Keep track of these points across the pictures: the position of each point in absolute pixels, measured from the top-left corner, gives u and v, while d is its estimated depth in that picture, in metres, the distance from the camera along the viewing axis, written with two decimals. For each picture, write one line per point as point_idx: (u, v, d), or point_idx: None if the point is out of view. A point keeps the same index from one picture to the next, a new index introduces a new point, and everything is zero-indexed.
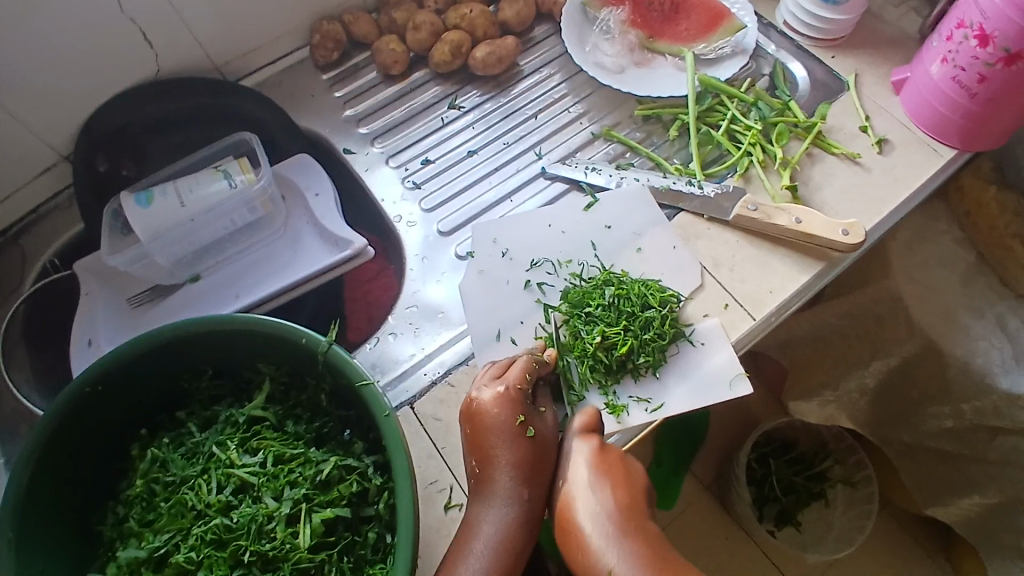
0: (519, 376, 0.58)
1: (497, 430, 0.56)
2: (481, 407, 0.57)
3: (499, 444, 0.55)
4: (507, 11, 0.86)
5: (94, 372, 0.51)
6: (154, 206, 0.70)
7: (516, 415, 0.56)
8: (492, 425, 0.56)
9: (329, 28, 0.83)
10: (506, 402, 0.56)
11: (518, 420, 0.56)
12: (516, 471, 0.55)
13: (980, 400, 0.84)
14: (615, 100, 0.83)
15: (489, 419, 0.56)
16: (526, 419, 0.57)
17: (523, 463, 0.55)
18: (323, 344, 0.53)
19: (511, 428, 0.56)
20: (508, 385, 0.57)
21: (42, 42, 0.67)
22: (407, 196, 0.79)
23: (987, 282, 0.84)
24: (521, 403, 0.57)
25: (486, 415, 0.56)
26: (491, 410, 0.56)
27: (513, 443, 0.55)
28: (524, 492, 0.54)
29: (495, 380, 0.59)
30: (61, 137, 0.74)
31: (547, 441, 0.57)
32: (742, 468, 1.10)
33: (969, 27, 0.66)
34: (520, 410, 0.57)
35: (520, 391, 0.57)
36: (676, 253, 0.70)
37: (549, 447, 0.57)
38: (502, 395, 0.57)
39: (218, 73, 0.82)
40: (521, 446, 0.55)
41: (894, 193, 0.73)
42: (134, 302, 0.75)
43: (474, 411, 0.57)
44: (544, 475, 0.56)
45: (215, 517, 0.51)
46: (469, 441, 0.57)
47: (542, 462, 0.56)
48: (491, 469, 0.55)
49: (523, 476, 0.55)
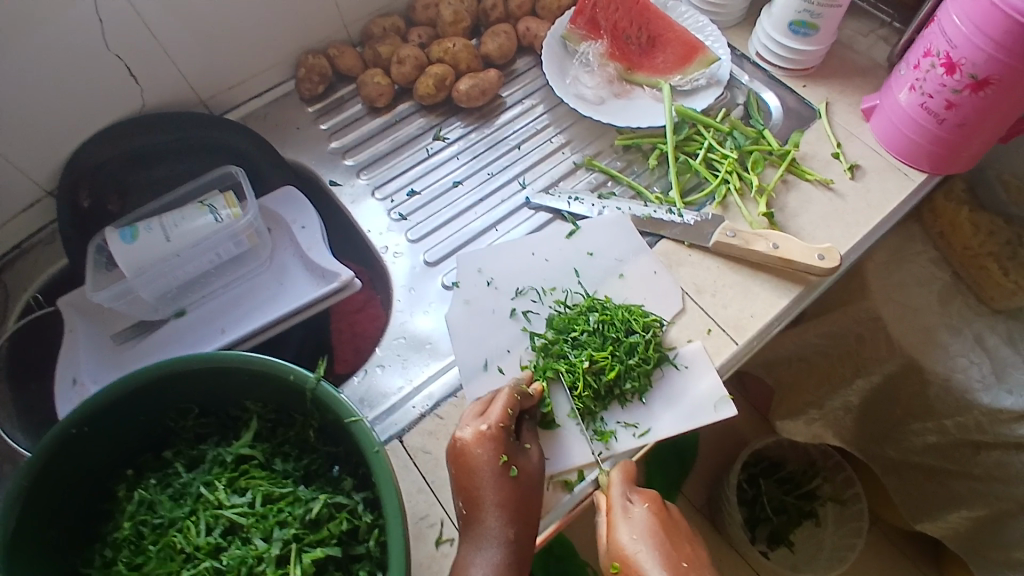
0: (502, 413, 0.59)
1: (480, 469, 0.56)
2: (464, 446, 0.57)
3: (484, 484, 0.56)
4: (489, 44, 0.88)
5: (80, 413, 0.51)
6: (139, 242, 0.70)
7: (499, 454, 0.57)
8: (476, 464, 0.57)
9: (314, 62, 0.85)
10: (489, 441, 0.57)
11: (499, 459, 0.57)
12: (501, 511, 0.55)
13: (961, 417, 0.86)
14: (596, 130, 0.85)
15: (474, 458, 0.57)
16: (509, 458, 0.57)
17: (509, 502, 0.56)
18: (311, 380, 0.53)
19: (493, 466, 0.56)
20: (492, 423, 0.58)
21: (26, 78, 0.67)
22: (394, 226, 0.79)
23: (966, 300, 0.86)
24: (504, 441, 0.58)
25: (470, 454, 0.57)
26: (474, 450, 0.57)
27: (496, 482, 0.56)
28: (511, 532, 0.55)
29: (479, 418, 0.59)
30: (43, 171, 0.74)
31: (530, 480, 0.58)
32: (733, 489, 1.12)
33: (936, 55, 0.69)
34: (503, 448, 0.57)
35: (502, 429, 0.58)
36: (658, 278, 0.71)
37: (532, 484, 0.58)
38: (484, 433, 0.58)
39: (204, 107, 0.83)
40: (506, 485, 0.56)
41: (868, 216, 0.75)
42: (118, 338, 0.74)
43: (458, 450, 0.58)
44: (528, 513, 0.56)
45: (205, 560, 0.50)
46: (455, 482, 0.58)
47: (525, 499, 0.57)
48: (478, 510, 0.55)
49: (510, 516, 0.55)
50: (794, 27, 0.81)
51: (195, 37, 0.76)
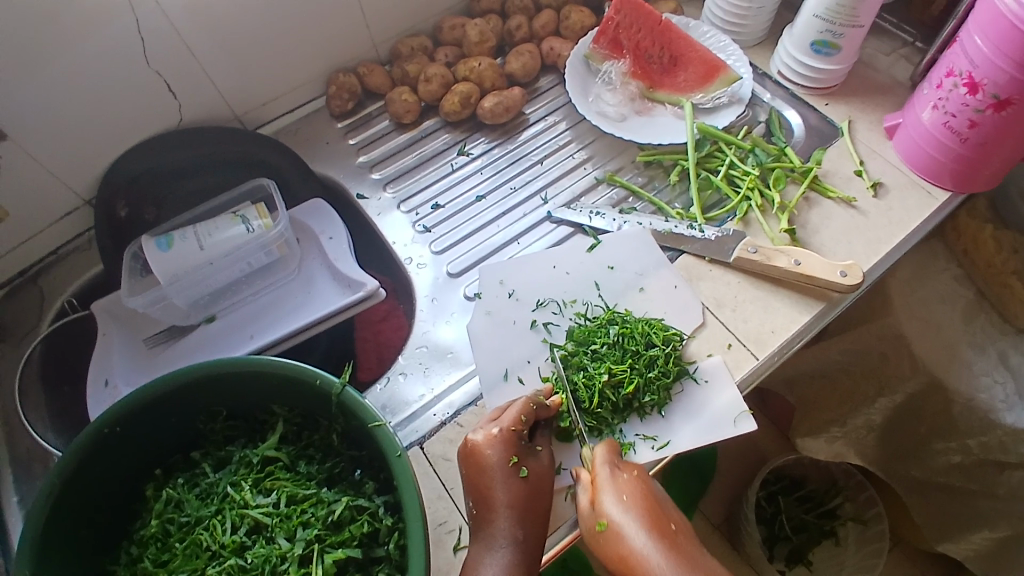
0: (514, 417, 0.60)
1: (492, 471, 0.57)
2: (475, 447, 0.58)
3: (495, 485, 0.56)
4: (513, 63, 0.90)
5: (115, 411, 0.53)
6: (174, 250, 0.72)
7: (510, 456, 0.57)
8: (487, 465, 0.57)
9: (344, 80, 0.87)
10: (499, 442, 0.58)
11: (510, 460, 0.57)
12: (511, 512, 0.55)
13: (985, 436, 0.84)
14: (618, 146, 0.87)
15: (484, 459, 0.57)
16: (520, 460, 0.58)
17: (519, 503, 0.56)
18: (336, 386, 0.54)
19: (504, 468, 0.57)
20: (503, 426, 0.59)
21: (72, 94, 0.71)
22: (418, 239, 0.81)
23: (989, 318, 0.85)
24: (516, 443, 0.58)
25: (481, 455, 0.58)
26: (485, 450, 0.58)
27: (507, 483, 0.56)
28: (521, 532, 0.55)
29: (491, 421, 0.60)
30: (84, 181, 0.77)
31: (541, 481, 0.58)
32: (751, 507, 1.10)
33: (959, 75, 0.69)
34: (513, 450, 0.58)
35: (514, 432, 0.59)
36: (679, 292, 0.72)
37: (544, 486, 0.58)
38: (494, 436, 0.58)
39: (238, 122, 0.86)
40: (516, 486, 0.56)
41: (891, 234, 0.75)
42: (150, 342, 0.77)
43: (470, 451, 0.58)
44: (538, 513, 0.57)
45: (229, 557, 0.51)
46: (467, 483, 0.58)
47: (535, 500, 0.57)
48: (488, 511, 0.56)
49: (520, 516, 0.56)
50: (815, 47, 0.82)
51: (231, 55, 0.79)
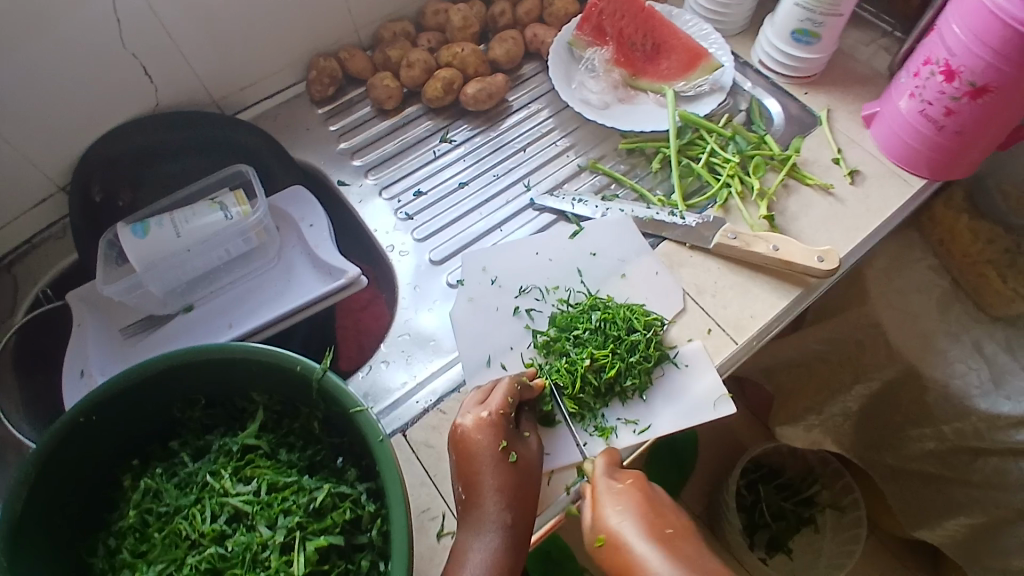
0: (502, 400, 0.60)
1: (481, 456, 0.57)
2: (464, 432, 0.58)
3: (484, 469, 0.56)
4: (497, 50, 0.90)
5: (89, 401, 0.52)
6: (150, 237, 0.71)
7: (499, 441, 0.58)
8: (477, 450, 0.57)
9: (325, 65, 0.86)
10: (488, 427, 0.58)
11: (500, 445, 0.57)
12: (501, 496, 0.55)
13: (960, 423, 0.86)
14: (600, 134, 0.87)
15: (474, 444, 0.58)
16: (509, 445, 0.58)
17: (507, 488, 0.56)
18: (317, 371, 0.53)
19: (493, 453, 0.57)
20: (491, 410, 0.59)
21: (44, 76, 0.69)
22: (400, 226, 0.81)
23: (964, 307, 0.87)
24: (504, 428, 0.59)
25: (471, 441, 0.58)
26: (474, 436, 0.58)
27: (496, 468, 0.56)
28: (510, 516, 0.55)
29: (479, 405, 0.60)
30: (56, 166, 0.76)
31: (529, 466, 0.58)
32: (731, 495, 1.12)
33: (936, 63, 0.70)
34: (503, 435, 0.58)
35: (502, 416, 0.59)
36: (660, 279, 0.72)
37: (532, 472, 0.58)
38: (484, 420, 0.58)
39: (216, 107, 0.85)
40: (505, 471, 0.57)
41: (868, 221, 0.76)
42: (127, 332, 0.75)
43: (459, 437, 0.58)
44: (527, 497, 0.57)
45: (210, 546, 0.51)
46: (456, 469, 0.58)
47: (524, 485, 0.57)
48: (477, 495, 0.56)
49: (508, 501, 0.56)
50: (796, 36, 0.82)
51: (209, 38, 0.78)
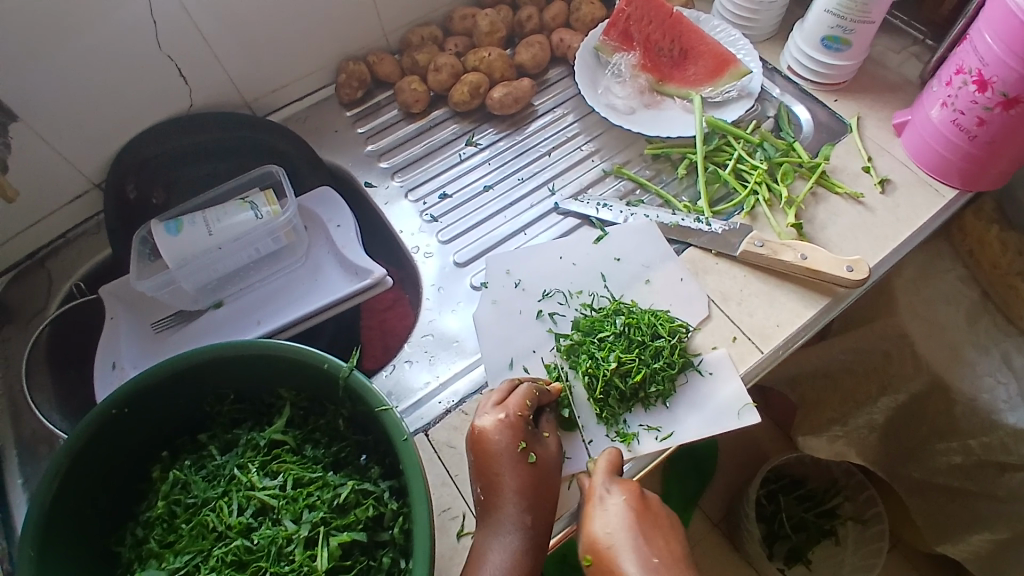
0: (519, 402, 0.60)
1: (499, 457, 0.57)
2: (481, 433, 0.58)
3: (502, 471, 0.57)
4: (523, 54, 0.90)
5: (122, 392, 0.53)
6: (183, 235, 0.73)
7: (517, 442, 0.58)
8: (495, 452, 0.57)
9: (354, 69, 0.88)
10: (507, 428, 0.58)
11: (518, 446, 0.58)
12: (519, 497, 0.56)
13: (986, 436, 0.84)
14: (626, 139, 0.87)
15: (492, 445, 0.58)
16: (527, 445, 0.58)
17: (526, 489, 0.56)
18: (344, 370, 0.55)
19: (512, 454, 0.57)
20: (509, 411, 0.59)
21: (84, 76, 0.71)
22: (425, 228, 0.81)
23: (993, 321, 0.85)
24: (522, 429, 0.59)
25: (489, 441, 0.58)
26: (492, 436, 0.58)
27: (515, 469, 0.57)
28: (529, 517, 0.55)
29: (497, 406, 0.60)
30: (93, 165, 0.78)
31: (549, 467, 0.59)
32: (751, 505, 1.10)
33: (968, 72, 0.69)
34: (521, 435, 0.58)
35: (521, 418, 0.59)
36: (685, 285, 0.72)
37: (551, 473, 0.59)
38: (503, 421, 0.58)
39: (247, 108, 0.86)
40: (523, 472, 0.57)
41: (898, 230, 0.75)
42: (158, 326, 0.77)
43: (476, 438, 0.59)
44: (545, 498, 0.57)
45: (236, 538, 0.52)
46: (474, 469, 0.58)
47: (544, 486, 0.57)
48: (496, 496, 0.56)
49: (527, 502, 0.56)
50: (826, 42, 0.82)
51: (242, 41, 0.80)
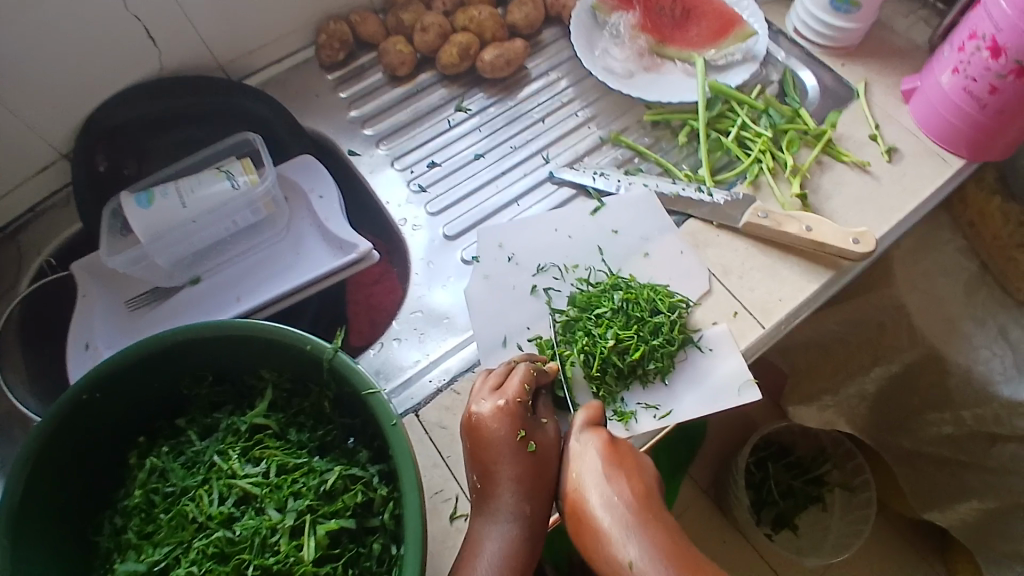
0: (519, 387, 0.57)
1: (498, 445, 0.55)
2: (480, 421, 0.56)
3: (500, 459, 0.54)
4: (515, 14, 0.85)
5: (92, 377, 0.50)
6: (155, 207, 0.68)
7: (516, 430, 0.55)
8: (492, 440, 0.55)
9: (335, 28, 0.82)
10: (506, 416, 0.56)
11: (518, 434, 0.55)
12: (517, 486, 0.54)
13: (980, 408, 0.83)
14: (624, 105, 0.83)
15: (490, 433, 0.55)
16: (527, 434, 0.56)
17: (525, 478, 0.54)
18: (329, 351, 0.52)
19: (511, 442, 0.55)
20: (508, 398, 0.56)
21: (44, 35, 0.65)
22: (413, 199, 0.78)
23: (991, 291, 0.83)
24: (521, 416, 0.56)
25: (488, 429, 0.55)
26: (490, 424, 0.55)
27: (514, 458, 0.54)
28: (529, 507, 0.53)
29: (495, 392, 0.57)
30: (60, 134, 0.73)
31: (550, 455, 0.56)
32: (742, 473, 1.09)
33: (982, 38, 0.65)
34: (520, 423, 0.56)
35: (520, 404, 0.56)
36: (684, 258, 0.69)
37: (552, 461, 0.56)
38: (501, 408, 0.56)
39: (222, 71, 0.81)
40: (523, 461, 0.54)
41: (904, 201, 0.72)
42: (132, 304, 0.73)
43: (474, 426, 0.56)
44: (546, 487, 0.55)
45: (217, 529, 0.49)
46: (471, 458, 0.56)
47: (544, 475, 0.55)
48: (493, 485, 0.54)
49: (526, 492, 0.54)
50: (835, 4, 0.78)
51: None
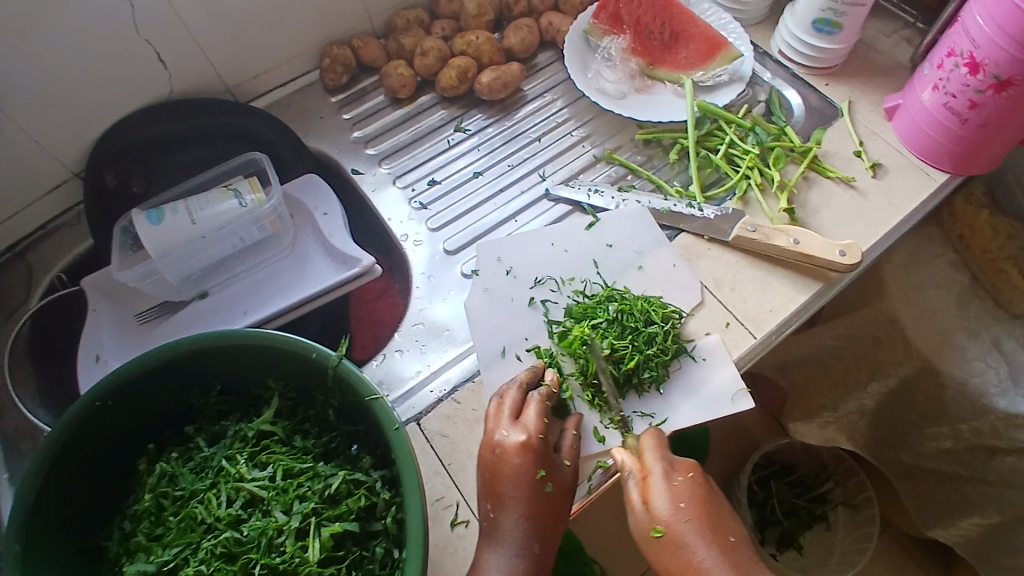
0: (540, 424, 0.59)
1: (517, 480, 0.56)
2: (503, 453, 0.57)
3: (517, 494, 0.55)
4: (512, 38, 0.89)
5: (105, 385, 0.52)
6: (165, 223, 0.71)
7: (537, 468, 0.57)
8: (512, 474, 0.56)
9: (338, 53, 0.86)
10: (529, 453, 0.57)
11: (537, 473, 0.56)
12: (528, 522, 0.55)
13: (977, 420, 0.85)
14: (617, 124, 0.86)
15: (511, 467, 0.56)
16: (546, 474, 0.57)
17: (536, 514, 0.55)
18: (333, 358, 0.53)
19: (529, 479, 0.56)
20: (531, 434, 0.58)
21: (59, 60, 0.68)
22: (414, 216, 0.80)
23: (983, 304, 0.85)
24: (543, 455, 0.57)
25: (509, 464, 0.57)
26: (512, 458, 0.57)
27: (530, 494, 0.56)
28: (536, 544, 0.55)
29: (518, 426, 0.58)
30: (71, 154, 0.75)
31: (563, 497, 0.58)
32: (743, 491, 1.11)
33: (960, 55, 0.68)
34: (541, 463, 0.57)
35: (542, 442, 0.58)
36: (677, 271, 0.71)
37: (563, 501, 0.58)
38: (525, 444, 0.57)
39: (229, 94, 0.84)
40: (537, 499, 0.56)
41: (891, 215, 0.75)
42: (141, 318, 0.75)
43: (496, 457, 0.57)
44: (553, 526, 0.56)
45: (225, 530, 0.51)
46: (485, 487, 0.57)
47: (553, 515, 0.56)
48: (506, 517, 0.55)
49: (535, 529, 0.55)
50: (818, 25, 0.81)
51: (222, 24, 0.77)
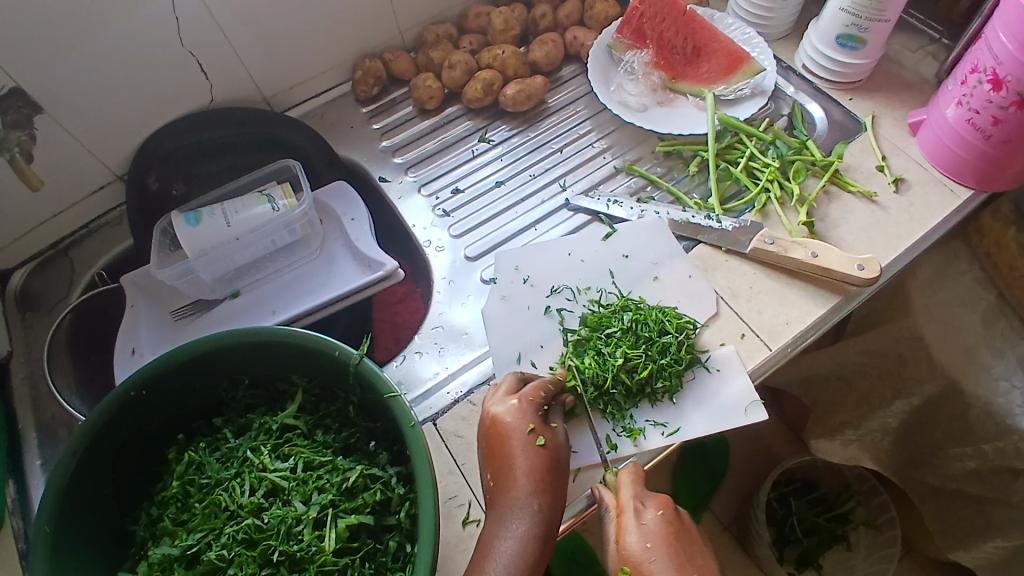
0: (531, 390, 0.61)
1: (512, 440, 0.58)
2: (496, 418, 0.59)
3: (514, 454, 0.57)
4: (537, 52, 0.91)
5: (140, 377, 0.55)
6: (201, 226, 0.74)
7: (528, 424, 0.58)
8: (508, 436, 0.58)
9: (370, 65, 0.89)
10: (519, 412, 0.59)
11: (529, 428, 0.58)
12: (530, 479, 0.55)
13: (1001, 441, 0.83)
14: (638, 137, 0.87)
15: (505, 429, 0.58)
16: (537, 429, 0.59)
17: (538, 471, 0.56)
18: (355, 357, 0.55)
19: (522, 436, 0.58)
20: (521, 397, 0.61)
21: (108, 69, 0.73)
22: (437, 222, 0.83)
23: (1010, 323, 0.84)
24: (533, 415, 0.59)
25: (503, 425, 0.59)
26: (505, 420, 0.59)
27: (526, 452, 0.57)
28: (540, 502, 0.55)
29: (508, 394, 0.61)
30: (116, 157, 0.80)
31: (560, 454, 0.59)
32: (762, 507, 1.09)
33: (983, 71, 0.68)
34: (531, 419, 0.59)
35: (532, 403, 0.60)
36: (693, 282, 0.72)
37: (561, 458, 0.59)
38: (514, 406, 0.59)
39: (266, 104, 0.88)
40: (534, 455, 0.57)
41: (912, 230, 0.74)
42: (177, 314, 0.79)
43: (490, 424, 0.59)
44: (557, 483, 0.57)
45: (247, 517, 0.53)
46: (487, 453, 0.59)
47: (555, 471, 0.57)
48: (507, 481, 0.56)
49: (538, 485, 0.55)
50: (841, 41, 0.82)
51: (260, 37, 0.81)
